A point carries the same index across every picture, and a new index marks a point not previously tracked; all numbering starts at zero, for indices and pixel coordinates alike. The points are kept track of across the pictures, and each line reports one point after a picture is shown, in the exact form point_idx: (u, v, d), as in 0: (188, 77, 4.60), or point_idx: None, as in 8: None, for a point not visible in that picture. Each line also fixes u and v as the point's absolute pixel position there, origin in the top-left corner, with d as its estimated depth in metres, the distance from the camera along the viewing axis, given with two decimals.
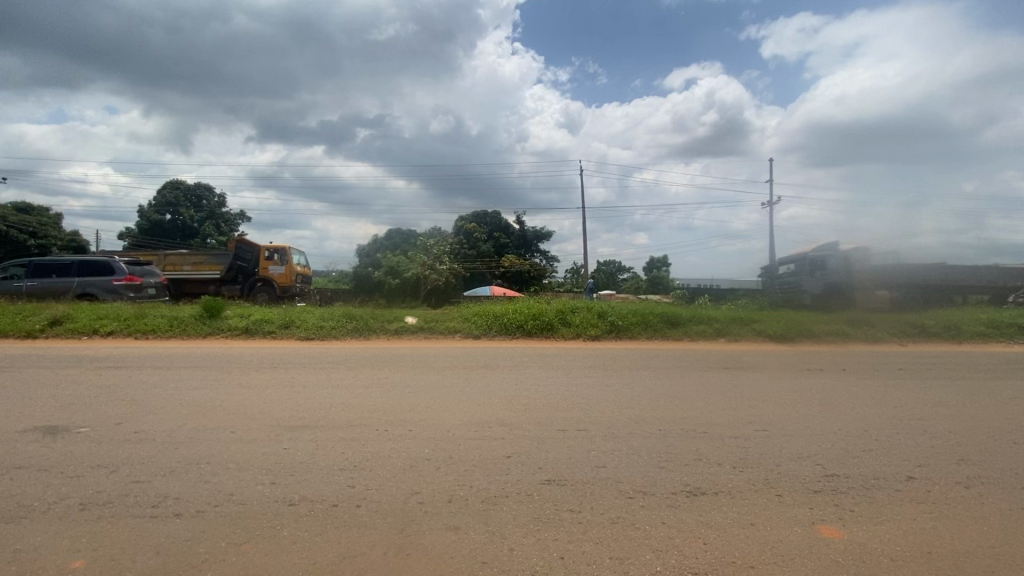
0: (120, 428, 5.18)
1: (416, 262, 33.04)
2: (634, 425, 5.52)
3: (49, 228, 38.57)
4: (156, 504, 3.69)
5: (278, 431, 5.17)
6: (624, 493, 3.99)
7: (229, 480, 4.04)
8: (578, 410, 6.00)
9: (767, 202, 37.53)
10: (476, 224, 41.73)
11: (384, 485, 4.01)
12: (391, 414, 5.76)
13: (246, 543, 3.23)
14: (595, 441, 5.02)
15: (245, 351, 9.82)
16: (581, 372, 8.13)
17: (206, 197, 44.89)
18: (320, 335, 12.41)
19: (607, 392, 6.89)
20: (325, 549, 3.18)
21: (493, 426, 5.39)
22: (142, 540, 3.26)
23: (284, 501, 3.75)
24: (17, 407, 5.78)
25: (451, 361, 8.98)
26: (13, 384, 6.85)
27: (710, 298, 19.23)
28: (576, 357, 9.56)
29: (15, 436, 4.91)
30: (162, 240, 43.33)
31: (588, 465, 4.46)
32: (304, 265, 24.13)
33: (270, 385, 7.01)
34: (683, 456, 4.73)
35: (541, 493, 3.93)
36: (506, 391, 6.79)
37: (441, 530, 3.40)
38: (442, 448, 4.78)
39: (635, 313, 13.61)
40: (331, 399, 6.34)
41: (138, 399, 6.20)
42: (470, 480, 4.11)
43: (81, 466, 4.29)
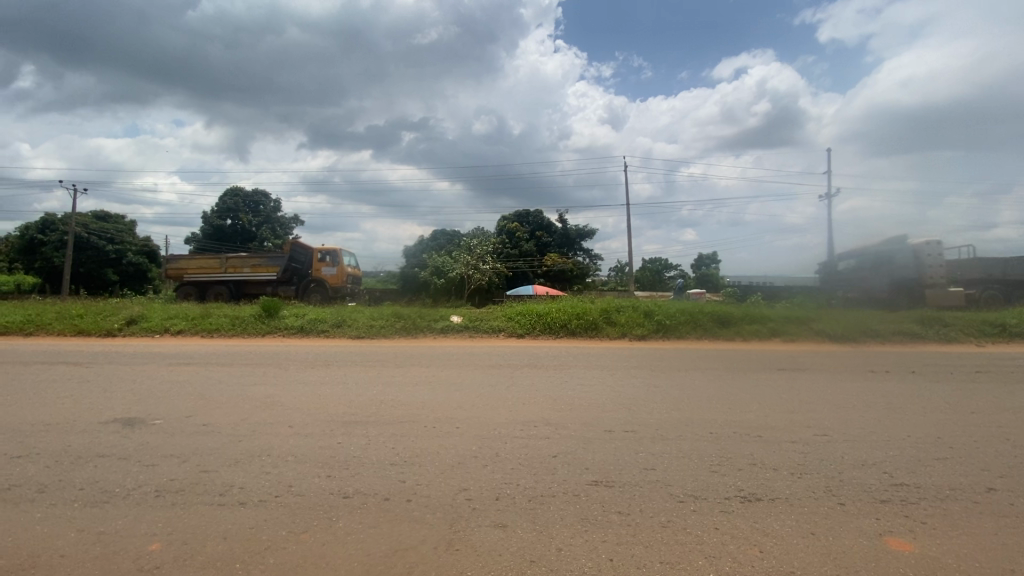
0: (189, 421, 5.54)
1: (460, 262, 33.50)
2: (683, 428, 5.38)
3: (125, 234, 41.66)
4: (223, 492, 3.92)
5: (333, 426, 5.38)
6: (674, 496, 3.89)
7: (288, 473, 4.24)
8: (625, 411, 5.90)
9: (826, 195, 35.36)
10: (518, 223, 41.78)
11: (432, 481, 4.10)
12: (438, 412, 5.87)
13: (305, 532, 3.38)
14: (642, 443, 4.92)
15: (301, 349, 10.28)
16: (627, 372, 8.00)
17: (263, 202, 47.22)
18: (369, 334, 12.80)
19: (654, 393, 6.75)
20: (378, 542, 3.28)
21: (539, 425, 5.38)
22: (211, 526, 3.47)
23: (339, 493, 3.90)
24: (99, 400, 6.28)
25: (495, 360, 9.03)
26: (96, 378, 7.45)
27: (763, 295, 18.42)
28: (622, 357, 9.39)
29: (98, 427, 5.34)
30: (223, 244, 45.95)
31: (637, 467, 4.38)
32: (354, 265, 24.98)
33: (323, 381, 7.31)
34: (737, 461, 4.56)
35: (588, 494, 3.90)
36: (551, 390, 6.78)
37: (489, 528, 3.43)
38: (488, 445, 4.83)
39: (683, 312, 13.23)
40: (381, 396, 6.52)
41: (205, 394, 6.60)
42: (517, 479, 4.13)
43: (155, 455, 4.61)
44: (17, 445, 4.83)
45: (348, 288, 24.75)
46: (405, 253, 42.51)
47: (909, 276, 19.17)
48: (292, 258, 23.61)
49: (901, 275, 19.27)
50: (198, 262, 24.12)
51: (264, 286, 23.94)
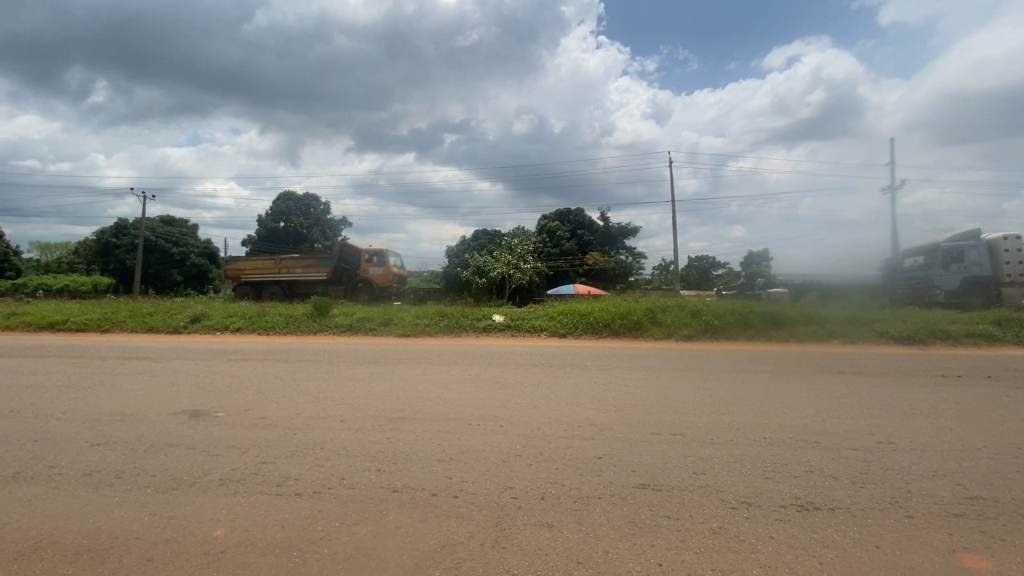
0: (248, 414, 5.83)
1: (501, 261, 33.67)
2: (735, 432, 5.20)
3: (188, 237, 44.39)
4: (280, 483, 4.11)
5: (382, 421, 5.54)
6: (725, 502, 3.77)
7: (340, 466, 4.39)
8: (672, 413, 5.77)
9: (888, 188, 33.29)
10: (559, 222, 41.57)
11: (478, 478, 4.14)
12: (483, 410, 5.93)
13: (357, 524, 3.50)
14: (692, 446, 4.79)
15: (350, 346, 10.64)
16: (674, 374, 7.81)
17: (313, 205, 49.23)
18: (414, 332, 13.10)
19: (703, 395, 6.56)
20: (426, 536, 3.35)
21: (583, 425, 5.34)
22: (270, 515, 3.64)
23: (388, 487, 4.00)
24: (169, 393, 6.72)
25: (539, 359, 9.02)
26: (165, 372, 7.99)
27: (820, 295, 17.41)
28: (668, 358, 9.17)
29: (167, 418, 5.72)
30: (277, 246, 48.13)
31: (685, 471, 4.27)
32: (399, 265, 25.79)
33: (372, 378, 7.54)
34: (792, 467, 4.37)
35: (635, 496, 3.84)
36: (596, 391, 6.71)
37: (535, 527, 3.43)
38: (533, 444, 4.83)
39: (733, 312, 12.76)
40: (428, 393, 6.66)
41: (263, 388, 6.95)
42: (562, 479, 4.11)
43: (218, 446, 4.89)
44: (98, 433, 5.25)
45: (394, 288, 25.41)
46: (448, 253, 43.16)
47: (983, 275, 17.80)
48: (341, 259, 24.46)
49: (973, 272, 17.89)
50: (254, 262, 25.39)
51: (314, 286, 24.90)
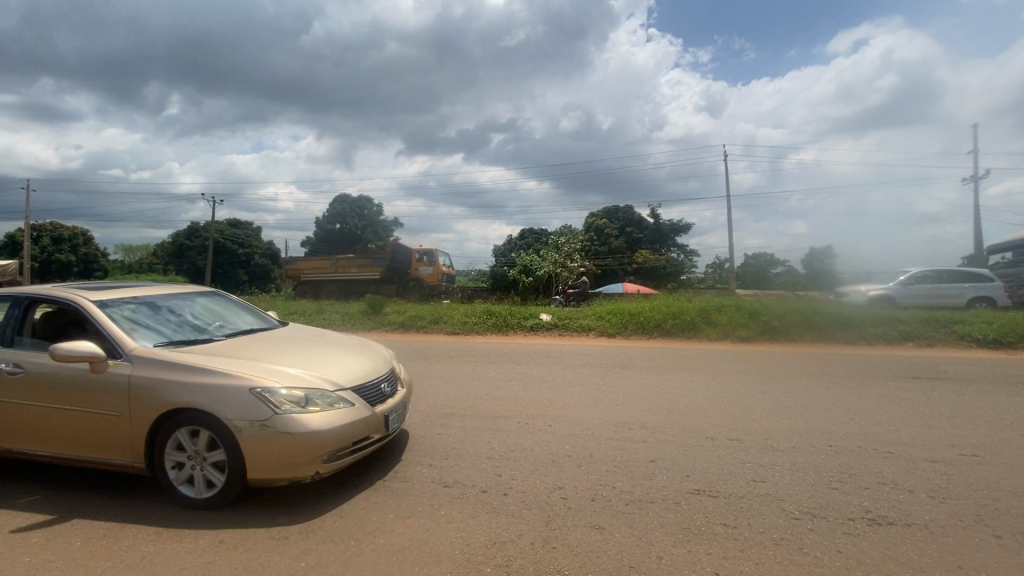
0: None
1: (548, 261, 33.59)
2: (799, 439, 4.94)
3: (253, 239, 47.09)
4: (338, 474, 4.28)
5: (433, 417, 5.67)
6: (787, 512, 3.59)
7: (393, 459, 4.53)
8: (729, 418, 5.55)
9: (972, 179, 30.72)
10: (607, 219, 40.92)
11: (528, 477, 4.15)
12: (532, 408, 5.94)
13: (411, 517, 3.59)
14: (750, 453, 4.58)
15: (402, 343, 10.94)
16: (729, 376, 7.53)
17: (367, 207, 51.02)
18: (463, 330, 13.32)
19: (761, 399, 6.28)
20: (477, 532, 3.38)
21: (634, 427, 5.24)
22: (329, 504, 3.81)
23: (440, 482, 4.08)
24: None
25: (587, 359, 8.90)
26: None
27: (891, 296, 16.27)
28: (724, 360, 8.81)
29: None
30: (333, 246, 50.15)
31: (743, 478, 4.10)
32: (449, 265, 26.55)
33: (423, 374, 7.72)
34: (861, 478, 4.10)
35: (689, 503, 3.72)
36: (647, 392, 6.56)
37: (585, 529, 3.40)
38: (582, 445, 4.79)
39: (794, 311, 12.10)
40: (477, 390, 6.75)
41: None
42: (613, 480, 4.06)
43: None
44: None
45: (443, 288, 25.95)
46: (496, 253, 43.52)
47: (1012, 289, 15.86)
48: (393, 259, 25.21)
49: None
50: (312, 262, 26.57)
51: (368, 285, 25.73)
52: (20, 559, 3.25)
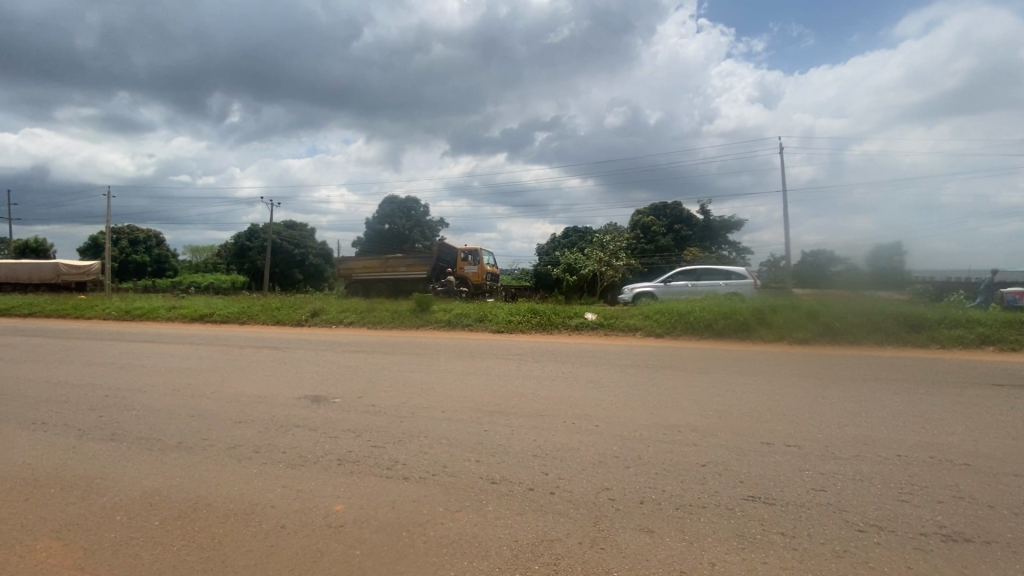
0: (361, 401, 6.35)
1: (593, 259, 33.22)
2: (863, 447, 4.67)
3: (308, 240, 49.24)
4: (390, 467, 4.42)
5: (479, 414, 5.74)
6: (851, 523, 3.41)
7: (442, 454, 4.63)
8: (785, 422, 5.32)
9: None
10: (654, 216, 39.89)
11: (574, 476, 4.14)
12: (578, 408, 5.90)
13: (460, 511, 3.66)
14: (809, 460, 4.38)
15: (449, 341, 11.14)
16: (785, 380, 7.19)
17: (415, 208, 52.30)
18: (508, 328, 13.45)
19: (821, 404, 5.97)
20: (524, 529, 3.42)
21: (684, 430, 5.11)
22: (382, 496, 3.94)
23: (487, 478, 4.14)
24: (295, 379, 7.53)
25: (633, 359, 8.73)
26: (292, 360, 8.96)
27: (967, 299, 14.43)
28: (781, 363, 8.42)
29: (293, 401, 6.39)
30: (382, 246, 51.61)
31: (802, 486, 3.93)
32: (494, 264, 27.16)
33: (470, 372, 7.84)
34: (934, 491, 3.84)
35: (744, 509, 3.59)
36: (698, 395, 6.38)
37: (634, 531, 3.36)
38: (629, 447, 4.72)
39: (856, 312, 11.46)
40: (523, 389, 6.78)
41: (373, 378, 7.52)
42: (662, 483, 3.98)
43: (336, 429, 5.38)
44: (239, 412, 6.02)
45: (487, 287, 26.30)
46: (540, 252, 43.51)
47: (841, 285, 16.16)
48: (439, 258, 25.81)
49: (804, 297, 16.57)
50: (363, 261, 27.48)
51: (416, 284, 26.30)
52: (107, 535, 3.56)
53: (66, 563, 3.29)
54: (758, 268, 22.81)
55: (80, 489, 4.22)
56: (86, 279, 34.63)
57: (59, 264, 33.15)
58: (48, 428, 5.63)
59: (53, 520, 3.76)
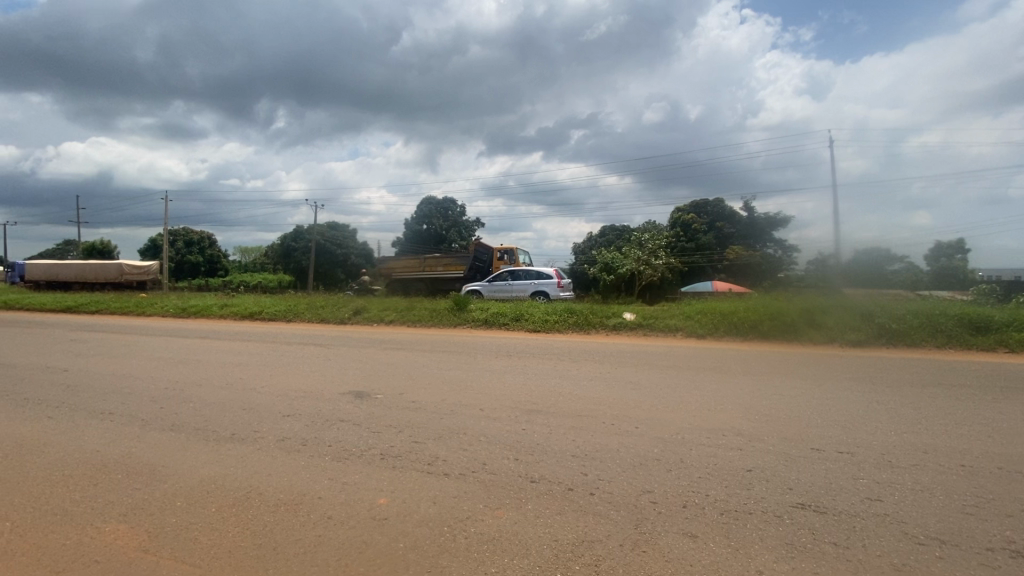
0: (402, 397, 6.50)
1: (630, 258, 32.64)
2: (922, 456, 4.42)
3: (349, 241, 50.70)
4: (431, 462, 4.51)
5: (518, 413, 5.77)
6: (910, 536, 3.23)
7: (481, 452, 4.68)
8: (836, 428, 5.09)
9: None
10: (696, 214, 38.83)
11: (614, 478, 4.10)
12: (617, 409, 5.83)
13: (499, 509, 3.69)
14: (864, 468, 4.17)
15: (487, 340, 11.23)
16: (838, 384, 6.85)
17: (451, 208, 52.95)
18: (545, 327, 13.43)
19: (877, 410, 5.67)
20: (564, 529, 3.41)
21: (728, 434, 4.97)
22: (424, 491, 4.02)
23: (527, 477, 4.16)
24: (339, 375, 7.78)
25: (675, 361, 8.54)
26: (336, 357, 9.27)
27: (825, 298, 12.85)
28: (835, 366, 8.03)
29: (338, 397, 6.61)
30: (420, 246, 52.49)
31: (855, 495, 3.75)
32: (529, 263, 27.16)
33: (508, 370, 7.88)
34: (1003, 504, 3.59)
35: (793, 517, 3.46)
36: (742, 398, 6.19)
37: (677, 535, 3.30)
38: (671, 449, 4.63)
39: (915, 314, 10.84)
40: (561, 388, 6.76)
41: (413, 375, 7.68)
42: (706, 488, 3.89)
43: (379, 424, 5.53)
44: (287, 406, 6.27)
45: None
46: (576, 252, 43.19)
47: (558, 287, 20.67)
48: (476, 258, 26.06)
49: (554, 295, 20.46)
50: (402, 261, 28.05)
51: (455, 283, 26.61)
52: (169, 519, 3.79)
53: (132, 545, 3.52)
54: (807, 266, 21.79)
55: (144, 476, 4.50)
56: (148, 278, 36.92)
57: (122, 264, 35.44)
58: (115, 417, 6.03)
59: (120, 504, 4.03)
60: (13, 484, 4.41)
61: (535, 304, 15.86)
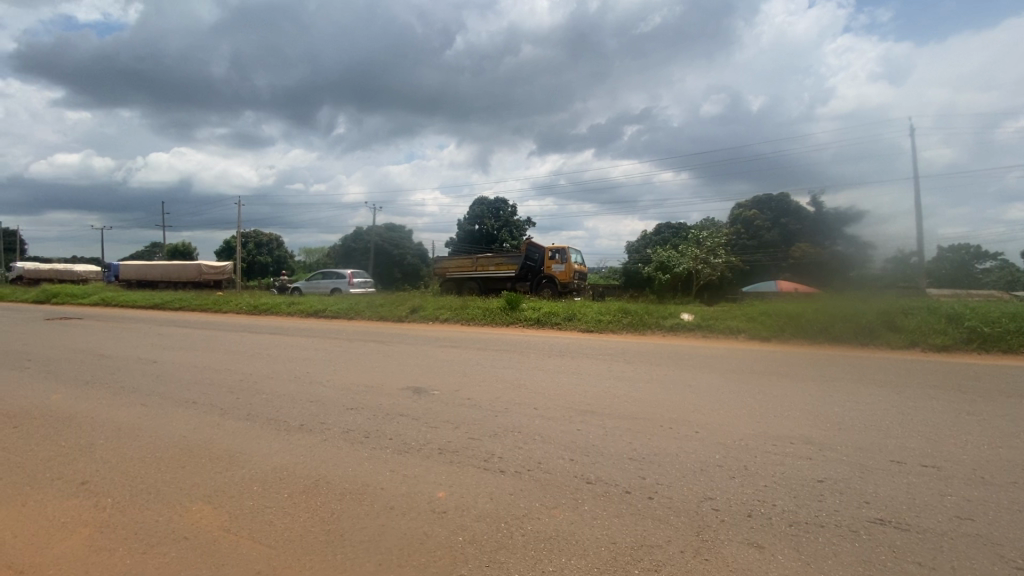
0: (457, 394, 6.65)
1: (687, 257, 31.70)
2: (1021, 473, 4.01)
3: (405, 241, 52.31)
4: (487, 459, 4.59)
5: (573, 413, 5.75)
6: (1006, 560, 2.95)
7: (537, 450, 4.72)
8: (921, 440, 4.71)
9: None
10: (758, 210, 37.18)
11: (674, 483, 4.00)
12: (675, 413, 5.67)
13: (556, 508, 3.70)
14: (953, 485, 3.84)
15: (540, 339, 11.25)
16: (922, 393, 6.32)
17: (503, 208, 53.45)
18: (599, 327, 13.27)
19: (965, 421, 5.20)
20: (623, 532, 3.37)
21: (797, 442, 4.73)
22: (480, 487, 4.09)
23: (583, 477, 4.15)
24: (398, 371, 8.06)
25: (738, 364, 8.18)
26: (394, 353, 9.62)
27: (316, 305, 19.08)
28: (920, 373, 7.41)
29: (396, 392, 6.85)
30: (473, 246, 53.35)
31: (942, 512, 3.46)
32: (581, 262, 26.91)
33: (562, 370, 7.87)
34: None
35: (871, 533, 3.25)
36: (812, 404, 5.85)
37: (742, 545, 3.19)
38: (734, 456, 4.46)
39: (1010, 317, 9.86)
40: (616, 389, 6.67)
41: (468, 373, 7.83)
42: (773, 498, 3.72)
43: (436, 419, 5.69)
44: (350, 399, 6.59)
45: (575, 285, 26.30)
46: (629, 250, 42.42)
47: (350, 284, 25.57)
48: (527, 257, 26.17)
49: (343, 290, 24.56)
50: (456, 261, 28.53)
51: (507, 283, 26.73)
52: (247, 502, 4.08)
53: (215, 524, 3.81)
54: (884, 265, 20.36)
55: (225, 460, 4.88)
56: (223, 277, 39.73)
57: (201, 264, 38.35)
58: (199, 406, 6.56)
59: (205, 486, 4.39)
60: (114, 463, 4.92)
61: (594, 304, 15.50)
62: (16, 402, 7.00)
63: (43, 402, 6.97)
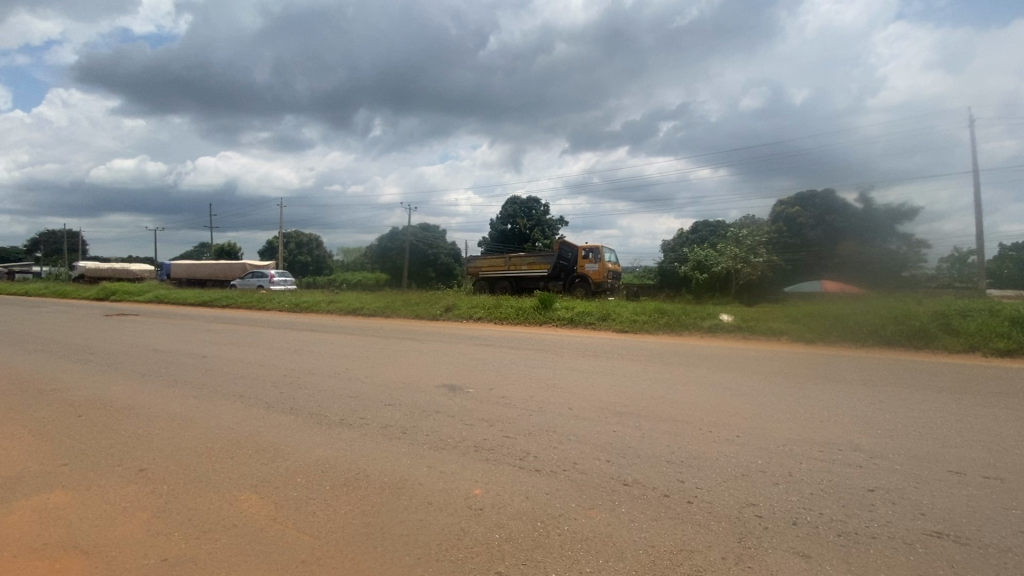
0: (492, 393, 6.69)
1: (726, 256, 30.87)
2: None
3: (438, 241, 52.98)
4: (523, 457, 4.61)
5: (608, 414, 5.70)
6: None
7: (572, 450, 4.70)
8: (981, 450, 4.45)
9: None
10: (800, 208, 35.90)
11: (714, 488, 3.91)
12: (714, 416, 5.54)
13: (593, 509, 3.68)
14: (1018, 497, 3.61)
15: (574, 338, 11.19)
16: (981, 400, 5.96)
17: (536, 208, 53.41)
18: (633, 328, 13.07)
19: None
20: (661, 536, 3.33)
21: (845, 449, 4.54)
22: (516, 485, 4.11)
23: (619, 479, 4.11)
24: (433, 369, 8.18)
25: (781, 367, 7.91)
26: (428, 351, 9.77)
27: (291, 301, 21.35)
28: (978, 379, 7.00)
29: (432, 389, 6.95)
30: (505, 245, 53.50)
31: (1007, 527, 3.26)
32: (615, 262, 26.56)
33: (597, 370, 7.81)
34: None
35: (927, 546, 3.09)
36: (861, 410, 5.60)
37: (787, 554, 3.09)
38: (778, 462, 4.32)
39: None
40: (653, 391, 6.57)
41: (503, 371, 7.88)
42: (820, 506, 3.59)
43: (471, 417, 5.75)
44: (387, 396, 6.73)
45: (608, 285, 25.99)
46: (665, 249, 41.64)
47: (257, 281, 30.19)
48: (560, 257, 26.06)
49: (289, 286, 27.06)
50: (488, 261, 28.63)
51: (540, 283, 26.63)
52: (293, 493, 4.23)
53: (263, 513, 3.98)
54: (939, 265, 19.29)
55: (271, 452, 5.07)
56: None
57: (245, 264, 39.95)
58: (244, 399, 6.86)
59: (252, 476, 4.57)
60: (169, 452, 5.20)
61: (628, 304, 15.27)
62: (80, 393, 7.47)
63: (104, 393, 7.42)
